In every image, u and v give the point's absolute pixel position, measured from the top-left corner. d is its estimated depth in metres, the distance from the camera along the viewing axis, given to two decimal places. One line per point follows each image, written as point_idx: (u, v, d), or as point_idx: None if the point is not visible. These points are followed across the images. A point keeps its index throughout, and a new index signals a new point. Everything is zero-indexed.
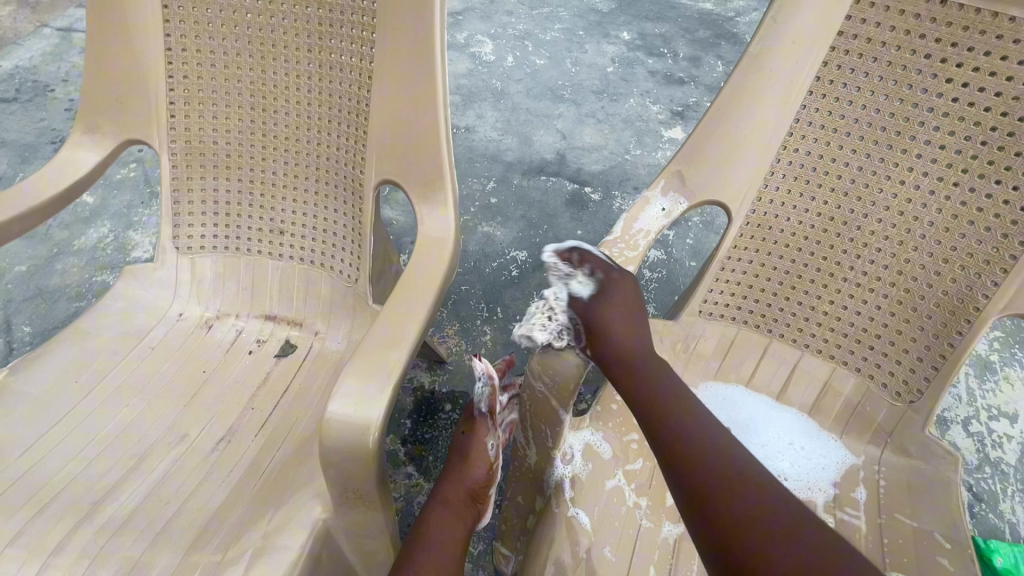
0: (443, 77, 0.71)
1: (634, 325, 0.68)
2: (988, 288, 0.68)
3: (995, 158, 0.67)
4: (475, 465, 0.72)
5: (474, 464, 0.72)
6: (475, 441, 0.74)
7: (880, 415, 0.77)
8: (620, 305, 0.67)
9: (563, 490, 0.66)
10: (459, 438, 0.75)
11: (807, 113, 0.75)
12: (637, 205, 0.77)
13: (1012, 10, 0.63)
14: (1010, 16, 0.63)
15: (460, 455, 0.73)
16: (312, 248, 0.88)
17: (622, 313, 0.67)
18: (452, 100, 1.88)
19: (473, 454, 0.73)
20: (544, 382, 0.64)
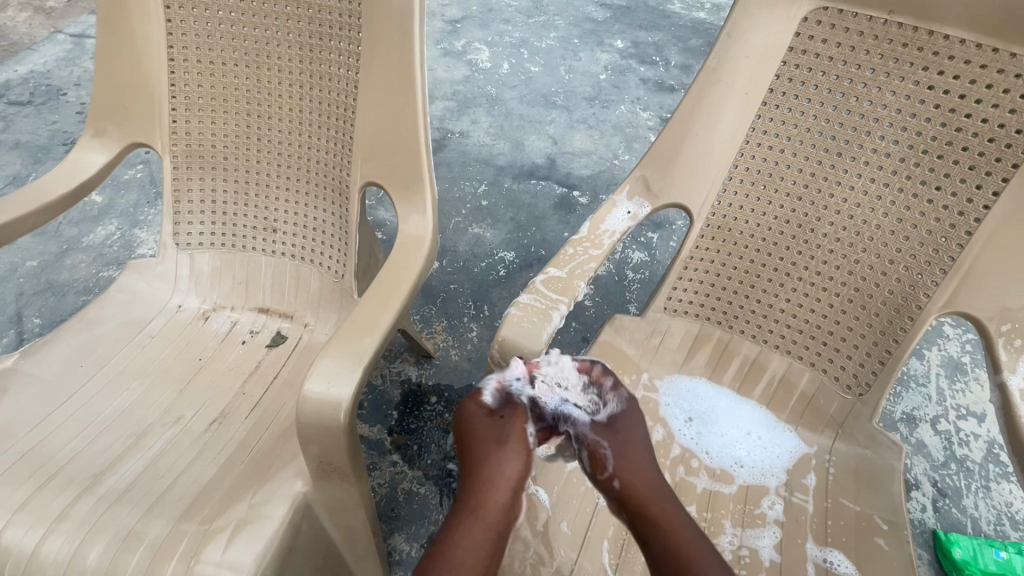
0: (423, 88, 0.77)
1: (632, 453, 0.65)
2: (929, 287, 0.73)
3: (935, 166, 0.72)
4: (509, 458, 0.63)
5: (506, 454, 0.63)
6: (511, 428, 0.64)
7: (833, 407, 0.81)
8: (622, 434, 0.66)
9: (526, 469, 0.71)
10: (493, 423, 0.65)
11: (762, 123, 0.80)
12: (604, 208, 0.82)
13: (945, 28, 0.68)
14: (944, 34, 0.68)
15: (492, 442, 0.64)
16: (303, 245, 0.94)
17: (640, 443, 0.66)
18: (448, 106, 1.95)
19: (509, 443, 0.64)
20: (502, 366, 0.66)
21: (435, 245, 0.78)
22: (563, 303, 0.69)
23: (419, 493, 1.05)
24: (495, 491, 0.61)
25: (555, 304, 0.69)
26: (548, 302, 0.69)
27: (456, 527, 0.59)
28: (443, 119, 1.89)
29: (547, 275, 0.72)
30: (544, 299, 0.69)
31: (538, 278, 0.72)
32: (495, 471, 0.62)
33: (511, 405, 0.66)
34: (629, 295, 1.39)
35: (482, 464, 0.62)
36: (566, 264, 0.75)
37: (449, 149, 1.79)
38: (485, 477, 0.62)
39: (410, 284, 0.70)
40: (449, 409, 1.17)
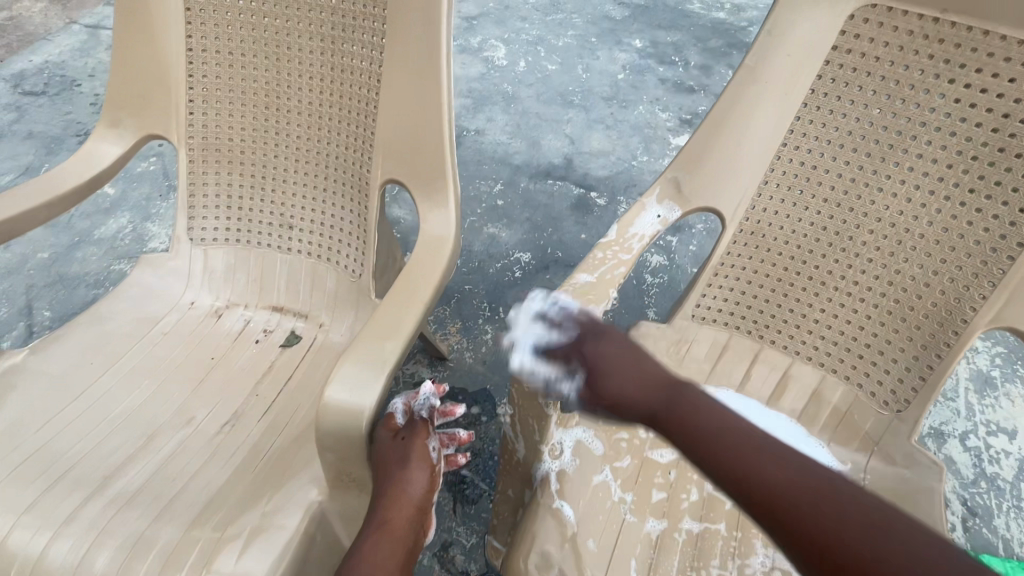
0: (448, 83, 0.74)
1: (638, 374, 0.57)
2: (975, 301, 0.69)
3: (986, 173, 0.68)
4: (411, 473, 0.66)
5: (410, 470, 0.66)
6: (415, 445, 0.69)
7: (868, 423, 0.78)
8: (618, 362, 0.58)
9: (550, 483, 0.68)
10: (396, 445, 0.69)
11: (802, 125, 0.77)
12: (633, 211, 0.80)
13: (1003, 28, 0.64)
14: (1001, 34, 0.64)
15: (397, 462, 0.67)
16: (319, 242, 0.91)
17: (632, 371, 0.56)
18: (464, 103, 1.92)
19: (412, 460, 0.67)
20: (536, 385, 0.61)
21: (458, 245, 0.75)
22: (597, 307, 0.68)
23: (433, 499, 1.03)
24: (400, 505, 0.63)
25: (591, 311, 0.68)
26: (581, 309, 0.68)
27: (363, 542, 0.60)
28: (459, 117, 1.87)
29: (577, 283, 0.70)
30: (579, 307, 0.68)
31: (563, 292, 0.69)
32: (400, 486, 0.65)
33: (411, 427, 0.71)
34: (648, 300, 1.36)
35: (385, 482, 0.65)
36: (594, 270, 0.72)
37: (465, 147, 1.76)
38: (390, 495, 0.64)
39: (434, 285, 0.67)
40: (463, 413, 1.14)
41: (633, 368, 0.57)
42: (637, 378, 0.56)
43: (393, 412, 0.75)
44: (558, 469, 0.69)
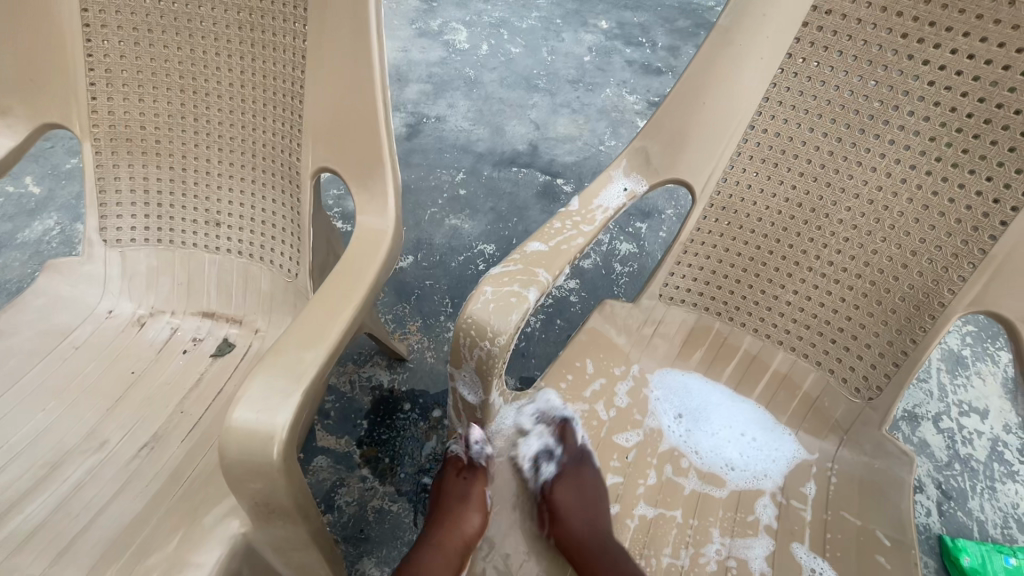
0: (381, 58, 0.66)
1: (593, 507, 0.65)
2: (955, 283, 0.65)
3: (971, 146, 0.63)
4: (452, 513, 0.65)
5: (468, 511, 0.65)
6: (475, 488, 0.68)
7: (838, 411, 0.74)
8: (581, 502, 0.65)
9: None
10: (459, 484, 0.68)
11: (778, 92, 0.72)
12: (599, 182, 0.75)
13: None
14: None
15: (456, 500, 0.67)
16: (250, 240, 0.82)
17: (583, 503, 0.65)
18: (423, 89, 1.83)
19: (471, 502, 0.66)
20: (476, 348, 0.54)
21: (397, 240, 0.69)
22: (544, 270, 0.59)
23: (391, 511, 0.96)
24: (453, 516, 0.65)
25: (535, 276, 0.58)
26: (524, 272, 0.58)
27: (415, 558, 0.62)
28: (419, 104, 1.78)
29: (517, 265, 0.59)
30: (509, 284, 0.56)
31: (493, 269, 0.58)
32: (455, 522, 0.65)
33: (472, 468, 0.69)
34: (617, 290, 1.31)
35: (443, 514, 0.66)
36: (548, 239, 0.65)
37: (424, 135, 1.68)
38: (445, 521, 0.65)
39: (370, 283, 0.61)
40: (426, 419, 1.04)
41: (588, 504, 0.65)
42: (586, 513, 0.64)
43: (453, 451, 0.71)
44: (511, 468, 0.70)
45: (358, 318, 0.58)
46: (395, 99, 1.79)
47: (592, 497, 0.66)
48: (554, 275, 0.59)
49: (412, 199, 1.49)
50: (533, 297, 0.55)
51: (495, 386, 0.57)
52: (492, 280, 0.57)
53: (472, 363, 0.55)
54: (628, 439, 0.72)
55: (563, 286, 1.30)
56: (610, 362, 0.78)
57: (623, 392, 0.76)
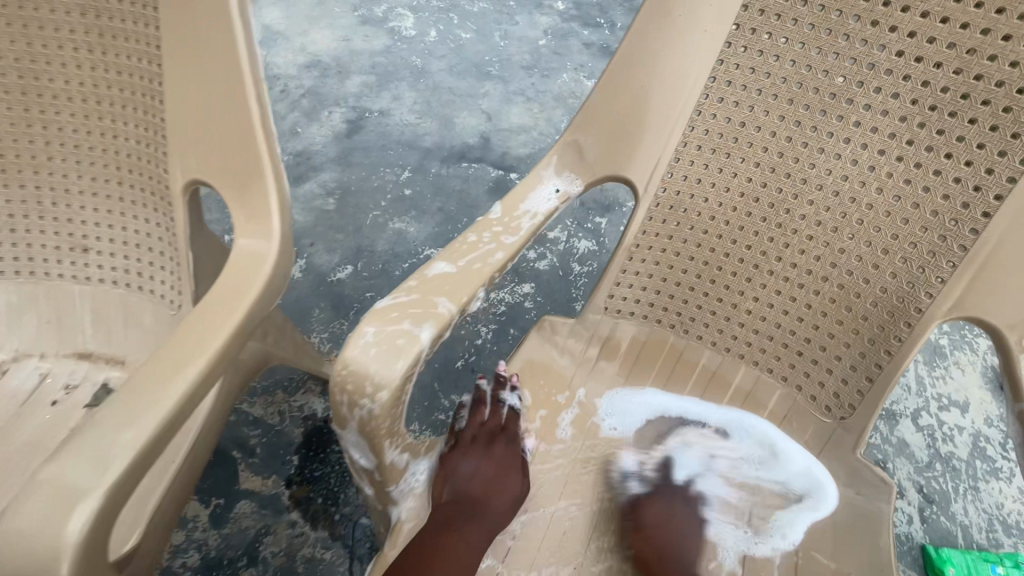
0: (250, 52, 0.56)
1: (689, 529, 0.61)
2: (933, 286, 0.57)
3: (946, 126, 0.54)
4: (513, 474, 0.62)
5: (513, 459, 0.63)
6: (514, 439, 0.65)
7: (808, 432, 0.66)
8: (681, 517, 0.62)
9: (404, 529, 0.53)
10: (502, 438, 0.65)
11: (726, 70, 0.62)
12: (525, 184, 0.64)
13: None
14: None
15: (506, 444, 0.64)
16: (126, 267, 0.70)
17: (672, 524, 0.61)
18: (366, 81, 1.68)
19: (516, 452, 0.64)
20: (355, 407, 0.43)
21: (282, 267, 0.58)
22: (446, 299, 0.48)
23: (325, 558, 0.86)
24: (514, 477, 0.61)
25: (434, 307, 0.47)
26: (420, 303, 0.47)
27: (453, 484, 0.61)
28: (361, 97, 1.63)
29: (412, 296, 0.48)
30: (396, 321, 0.45)
31: (380, 301, 0.46)
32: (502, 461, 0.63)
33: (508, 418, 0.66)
34: (576, 294, 1.22)
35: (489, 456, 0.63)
36: (459, 258, 0.54)
37: (367, 131, 1.54)
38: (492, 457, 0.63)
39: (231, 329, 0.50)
40: None
41: (686, 528, 0.61)
42: (673, 531, 0.60)
43: (510, 406, 0.66)
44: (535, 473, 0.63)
45: (209, 379, 0.48)
46: (336, 92, 1.64)
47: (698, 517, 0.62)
48: (458, 304, 0.49)
49: (353, 201, 1.36)
50: (426, 336, 0.44)
51: (389, 446, 0.47)
52: (376, 316, 0.45)
53: (355, 424, 0.44)
54: (567, 505, 0.61)
55: (517, 291, 1.20)
56: (551, 390, 0.68)
57: (567, 422, 0.67)
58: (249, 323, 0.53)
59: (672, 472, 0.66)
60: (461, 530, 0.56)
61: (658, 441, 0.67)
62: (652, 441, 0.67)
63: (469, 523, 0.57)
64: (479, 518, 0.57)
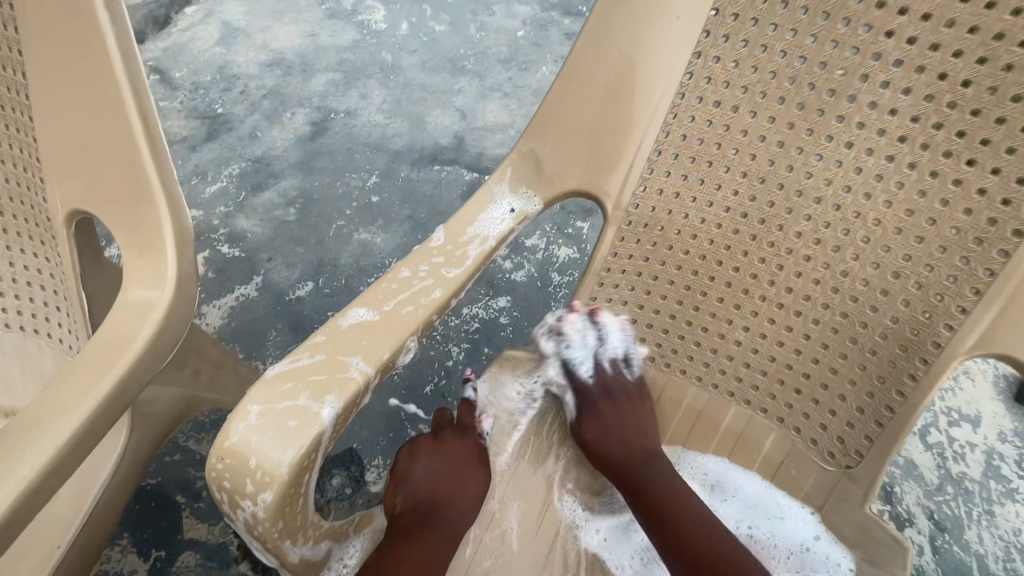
0: (127, 58, 0.46)
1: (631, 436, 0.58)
2: (953, 317, 0.48)
3: (968, 127, 0.45)
4: (474, 471, 0.55)
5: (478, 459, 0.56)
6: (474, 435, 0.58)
7: (808, 480, 0.57)
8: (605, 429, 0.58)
9: None
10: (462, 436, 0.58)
11: (704, 65, 0.52)
12: (473, 204, 0.55)
13: None
14: None
15: (468, 444, 0.57)
16: (17, 308, 0.60)
17: (615, 428, 0.58)
18: (331, 79, 1.50)
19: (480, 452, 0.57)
20: (237, 510, 0.35)
21: (176, 322, 0.49)
22: (360, 358, 0.39)
23: None
24: (478, 472, 0.55)
25: (342, 371, 0.38)
26: (325, 366, 0.38)
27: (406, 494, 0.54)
28: (327, 96, 1.47)
29: (316, 357, 0.38)
30: (287, 395, 0.36)
31: (271, 367, 0.37)
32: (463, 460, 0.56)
33: (475, 413, 0.59)
34: (555, 306, 1.09)
35: (447, 455, 0.56)
36: (383, 300, 0.45)
37: (332, 134, 1.40)
38: (449, 457, 0.56)
39: (93, 406, 0.43)
40: (321, 489, 0.85)
41: (631, 422, 0.58)
42: (619, 436, 0.57)
43: (466, 399, 0.60)
44: (500, 502, 0.56)
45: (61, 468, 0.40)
46: (299, 92, 1.47)
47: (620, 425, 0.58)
48: (376, 364, 0.40)
49: (316, 210, 1.26)
50: (328, 413, 0.35)
51: (290, 544, 0.39)
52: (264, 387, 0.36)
53: (242, 525, 0.36)
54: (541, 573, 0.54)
55: (492, 305, 1.08)
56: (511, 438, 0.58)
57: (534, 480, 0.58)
58: (126, 391, 0.45)
59: (597, 365, 0.61)
60: (421, 537, 0.50)
61: (563, 347, 0.60)
62: (559, 351, 0.61)
63: (429, 530, 0.51)
64: (442, 522, 0.52)
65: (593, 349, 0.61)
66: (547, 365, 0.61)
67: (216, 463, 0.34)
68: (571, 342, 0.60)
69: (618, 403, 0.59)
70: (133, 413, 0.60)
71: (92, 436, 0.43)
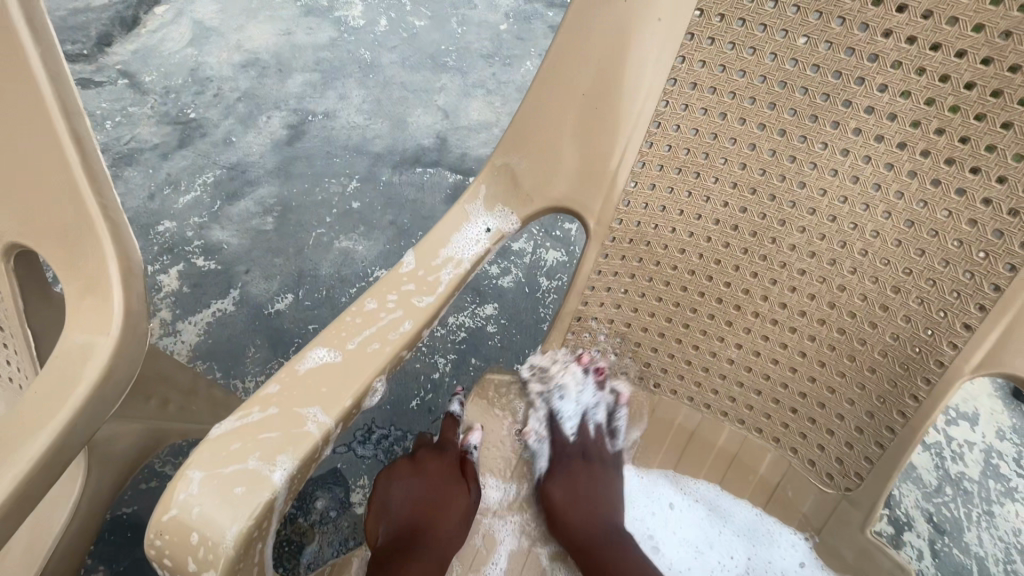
0: (57, 79, 0.42)
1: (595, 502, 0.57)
2: (957, 336, 0.45)
3: (971, 132, 0.42)
4: (455, 485, 0.55)
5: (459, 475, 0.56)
6: (451, 452, 0.58)
7: (805, 503, 0.55)
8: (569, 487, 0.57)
9: None
10: (441, 456, 0.58)
11: (690, 69, 0.48)
12: (446, 223, 0.52)
13: None
14: None
15: (447, 463, 0.57)
16: None
17: (587, 497, 0.57)
18: (308, 79, 1.45)
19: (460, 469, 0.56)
20: None
21: (124, 365, 0.45)
22: (317, 409, 0.37)
23: None
24: (459, 487, 0.55)
25: (298, 427, 0.36)
26: (279, 423, 0.36)
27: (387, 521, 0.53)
28: (304, 97, 1.42)
29: (267, 412, 0.36)
30: (235, 460, 0.34)
31: (218, 426, 0.35)
32: (443, 478, 0.55)
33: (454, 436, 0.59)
34: (543, 313, 1.05)
35: (427, 475, 0.56)
36: (347, 337, 0.42)
37: (309, 137, 1.35)
38: (428, 478, 0.56)
39: (29, 465, 0.39)
40: (304, 511, 0.81)
41: (602, 496, 0.57)
42: (587, 504, 0.56)
43: (451, 414, 0.60)
44: (483, 537, 0.54)
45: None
46: (275, 94, 1.41)
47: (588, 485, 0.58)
48: (336, 414, 0.37)
49: (295, 218, 1.22)
50: (279, 476, 0.33)
51: None
52: (211, 448, 0.34)
53: None
54: None
55: (479, 313, 1.03)
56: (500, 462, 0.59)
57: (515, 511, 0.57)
58: (67, 445, 0.41)
59: (582, 425, 0.61)
60: (405, 563, 0.49)
61: (557, 397, 0.61)
62: (551, 399, 0.61)
63: (413, 555, 0.50)
64: (426, 545, 0.51)
65: (582, 407, 0.62)
66: (533, 412, 0.61)
67: (157, 536, 0.32)
68: (565, 392, 0.61)
69: (594, 471, 0.59)
70: (89, 452, 0.58)
71: (28, 499, 0.39)
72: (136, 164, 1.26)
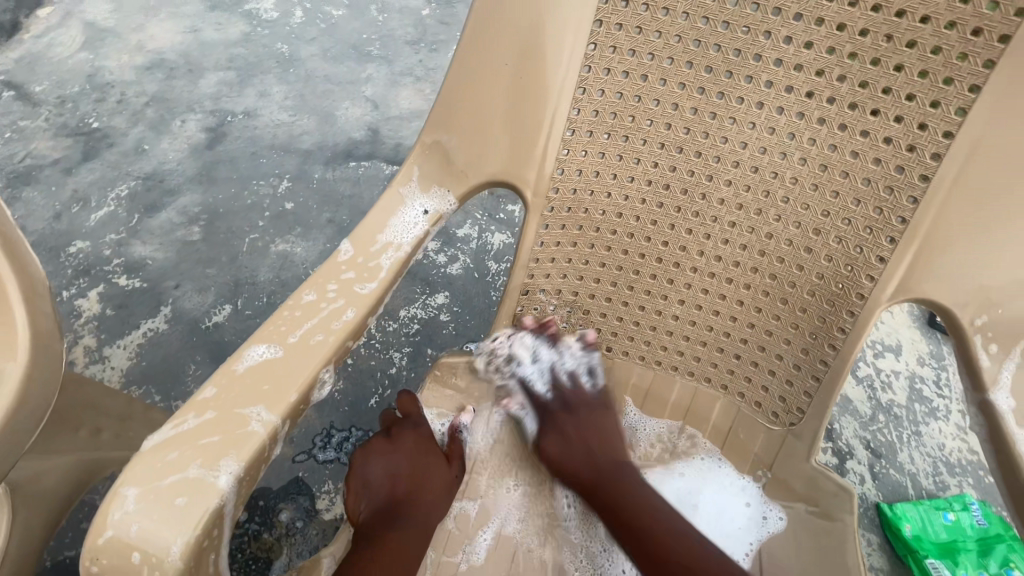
0: None
1: (593, 444, 0.54)
2: (873, 268, 0.49)
3: (869, 76, 0.45)
4: (436, 460, 0.54)
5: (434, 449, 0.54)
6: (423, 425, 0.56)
7: (756, 443, 0.58)
8: (569, 436, 0.55)
9: None
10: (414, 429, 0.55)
11: (608, 33, 0.49)
12: (381, 207, 0.51)
13: None
14: None
15: (420, 436, 0.54)
16: None
17: (585, 441, 0.54)
18: (223, 77, 1.36)
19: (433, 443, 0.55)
20: None
21: (38, 392, 0.41)
22: (261, 407, 0.35)
23: None
24: (439, 462, 0.53)
25: (241, 427, 0.34)
26: (221, 427, 0.34)
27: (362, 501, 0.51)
28: (220, 97, 1.33)
29: (205, 417, 0.35)
30: (174, 472, 0.32)
31: (152, 438, 0.33)
32: (421, 454, 0.53)
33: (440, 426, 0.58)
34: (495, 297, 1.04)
35: (403, 450, 0.53)
36: (287, 332, 0.40)
37: (231, 138, 1.27)
38: (404, 454, 0.53)
39: None
40: (267, 526, 0.78)
41: (598, 438, 0.55)
42: (588, 445, 0.54)
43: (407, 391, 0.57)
44: (456, 519, 0.54)
45: None
46: (187, 96, 1.32)
47: (581, 433, 0.55)
48: (280, 411, 0.35)
49: (224, 225, 1.15)
50: (225, 480, 0.32)
51: None
52: (145, 463, 0.32)
53: None
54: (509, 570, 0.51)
55: (430, 303, 1.02)
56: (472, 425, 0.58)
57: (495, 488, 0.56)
58: None
59: (554, 378, 0.58)
60: (388, 534, 0.48)
61: (515, 367, 0.59)
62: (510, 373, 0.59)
63: (400, 526, 0.49)
64: (408, 518, 0.50)
65: (547, 364, 0.59)
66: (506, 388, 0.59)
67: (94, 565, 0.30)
68: (521, 360, 0.59)
69: (581, 416, 0.56)
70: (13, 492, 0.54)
71: None
72: (35, 182, 1.15)
